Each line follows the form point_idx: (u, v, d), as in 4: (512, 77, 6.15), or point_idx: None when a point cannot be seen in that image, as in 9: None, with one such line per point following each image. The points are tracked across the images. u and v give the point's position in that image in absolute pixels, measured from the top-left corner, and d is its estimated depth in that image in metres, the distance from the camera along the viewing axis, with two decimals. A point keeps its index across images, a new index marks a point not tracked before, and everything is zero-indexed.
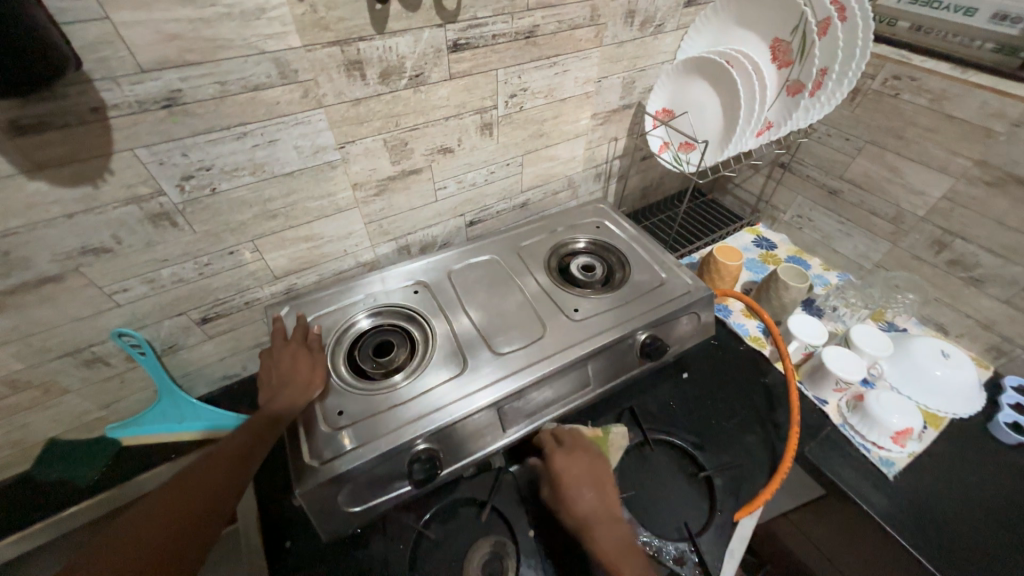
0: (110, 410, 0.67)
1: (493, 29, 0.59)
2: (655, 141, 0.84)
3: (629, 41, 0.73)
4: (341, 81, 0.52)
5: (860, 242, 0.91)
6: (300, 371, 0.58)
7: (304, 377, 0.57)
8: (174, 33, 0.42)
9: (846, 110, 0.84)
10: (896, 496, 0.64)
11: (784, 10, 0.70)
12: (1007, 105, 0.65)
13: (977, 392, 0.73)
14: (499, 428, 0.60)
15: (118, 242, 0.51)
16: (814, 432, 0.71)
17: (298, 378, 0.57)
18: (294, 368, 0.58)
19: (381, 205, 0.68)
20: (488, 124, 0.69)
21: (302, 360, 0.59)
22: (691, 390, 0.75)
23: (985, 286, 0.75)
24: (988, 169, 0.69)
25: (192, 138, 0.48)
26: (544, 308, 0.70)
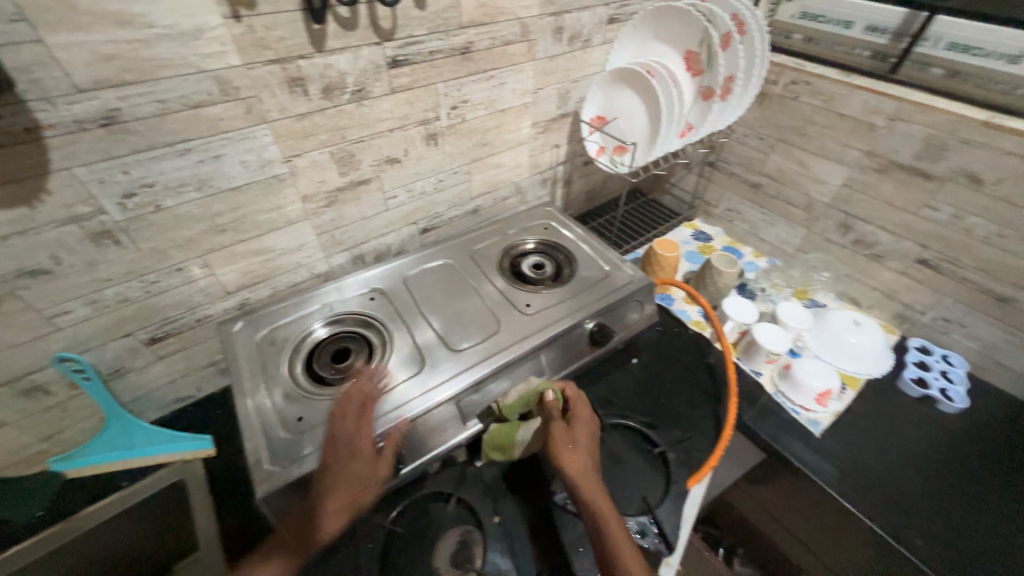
0: (52, 442, 0.64)
1: (429, 46, 0.63)
2: (592, 146, 0.91)
3: (560, 55, 0.80)
4: (284, 97, 0.55)
5: (781, 229, 1.01)
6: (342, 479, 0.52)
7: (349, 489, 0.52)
8: (112, 54, 0.43)
9: (758, 112, 0.94)
10: (825, 452, 0.71)
11: (691, 26, 0.78)
12: (883, 103, 0.76)
13: (885, 353, 0.82)
14: (460, 422, 0.62)
15: (57, 263, 0.50)
16: (752, 402, 0.78)
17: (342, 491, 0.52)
18: (340, 472, 0.53)
19: (331, 216, 0.70)
20: (433, 134, 0.72)
21: (353, 462, 0.53)
22: (641, 374, 0.80)
23: (885, 260, 0.85)
24: (875, 158, 0.80)
25: (134, 155, 0.49)
26: (498, 305, 0.74)
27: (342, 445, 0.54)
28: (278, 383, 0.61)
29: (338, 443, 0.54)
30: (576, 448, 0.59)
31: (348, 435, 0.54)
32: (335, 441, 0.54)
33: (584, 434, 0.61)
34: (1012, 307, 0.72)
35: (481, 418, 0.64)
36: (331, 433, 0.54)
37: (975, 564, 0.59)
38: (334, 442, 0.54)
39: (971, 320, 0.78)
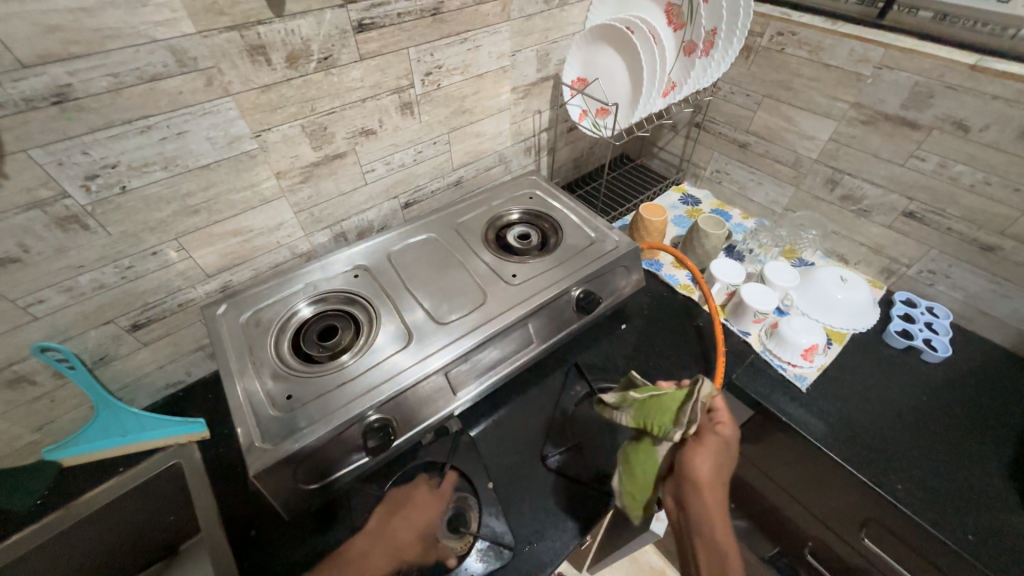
0: (44, 432, 0.64)
1: (396, 8, 0.60)
2: (575, 110, 0.88)
3: (538, 14, 0.76)
4: (246, 67, 0.52)
5: (769, 189, 1.00)
6: (404, 531, 0.55)
7: (407, 543, 0.54)
8: (55, 24, 0.41)
9: (743, 68, 0.91)
10: (810, 406, 0.73)
11: None
12: (870, 50, 0.74)
13: (871, 308, 0.83)
14: (450, 392, 0.62)
15: (25, 250, 0.49)
16: (740, 362, 0.79)
17: (399, 541, 0.55)
18: (404, 527, 0.56)
19: (308, 192, 0.68)
20: (408, 103, 0.70)
21: (418, 517, 0.57)
22: (630, 339, 0.81)
23: (872, 215, 0.85)
24: (862, 109, 0.78)
25: (91, 134, 0.47)
26: (484, 277, 0.74)
27: (412, 501, 0.58)
28: (265, 363, 0.61)
29: (411, 500, 0.58)
30: (713, 456, 0.51)
31: (414, 491, 0.59)
32: (406, 499, 0.59)
33: (723, 456, 0.52)
34: (996, 255, 0.73)
35: (472, 388, 0.64)
36: (401, 489, 0.60)
37: (953, 504, 0.61)
38: (408, 496, 0.59)
39: (956, 270, 0.78)
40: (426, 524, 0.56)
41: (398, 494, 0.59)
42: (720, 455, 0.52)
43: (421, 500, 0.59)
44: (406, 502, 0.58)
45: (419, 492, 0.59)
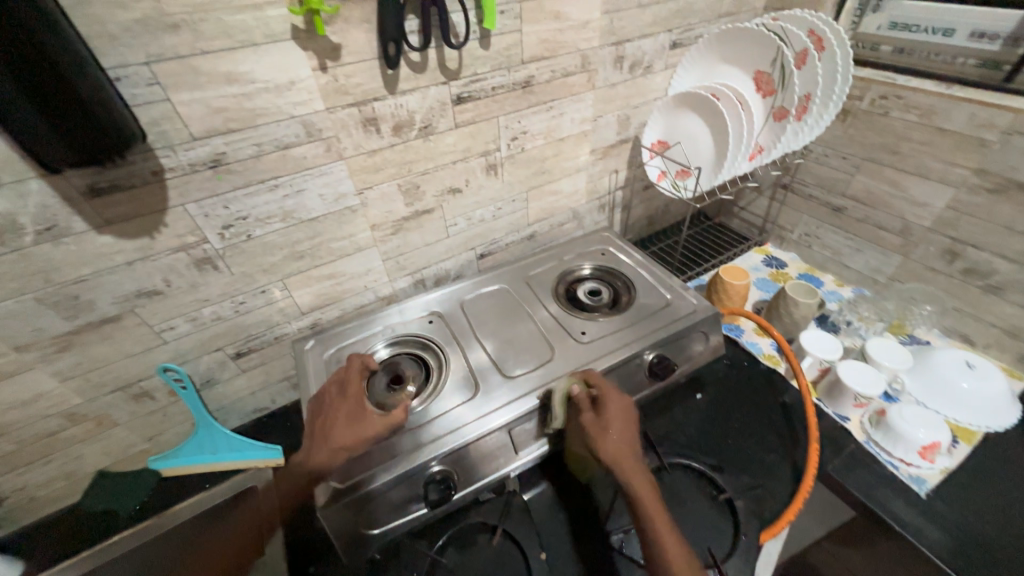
0: (153, 443, 0.72)
1: (492, 82, 0.66)
2: (653, 171, 0.88)
3: (621, 82, 0.80)
4: (359, 136, 0.60)
5: (870, 256, 0.91)
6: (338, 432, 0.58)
7: (345, 438, 0.57)
8: (221, 106, 0.49)
9: (839, 131, 0.87)
10: (932, 516, 0.61)
11: (760, 47, 0.76)
12: (995, 115, 0.67)
13: (1008, 404, 0.70)
14: (512, 450, 0.61)
15: (168, 285, 0.58)
16: (837, 451, 0.69)
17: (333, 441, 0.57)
18: (332, 428, 0.58)
19: (397, 243, 0.74)
20: (493, 164, 0.75)
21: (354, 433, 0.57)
22: (705, 410, 0.75)
23: (1005, 293, 0.74)
24: (986, 177, 0.70)
25: (233, 192, 0.55)
26: (553, 333, 0.73)
27: (330, 406, 0.61)
28: None
29: (327, 405, 0.61)
30: (612, 440, 0.58)
31: (331, 396, 0.62)
32: (327, 405, 0.62)
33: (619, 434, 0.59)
34: None
35: (534, 447, 0.63)
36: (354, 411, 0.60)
37: None
38: (324, 404, 0.61)
39: None
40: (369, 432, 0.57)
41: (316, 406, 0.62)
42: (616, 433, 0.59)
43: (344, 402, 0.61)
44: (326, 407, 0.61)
45: (331, 397, 0.62)
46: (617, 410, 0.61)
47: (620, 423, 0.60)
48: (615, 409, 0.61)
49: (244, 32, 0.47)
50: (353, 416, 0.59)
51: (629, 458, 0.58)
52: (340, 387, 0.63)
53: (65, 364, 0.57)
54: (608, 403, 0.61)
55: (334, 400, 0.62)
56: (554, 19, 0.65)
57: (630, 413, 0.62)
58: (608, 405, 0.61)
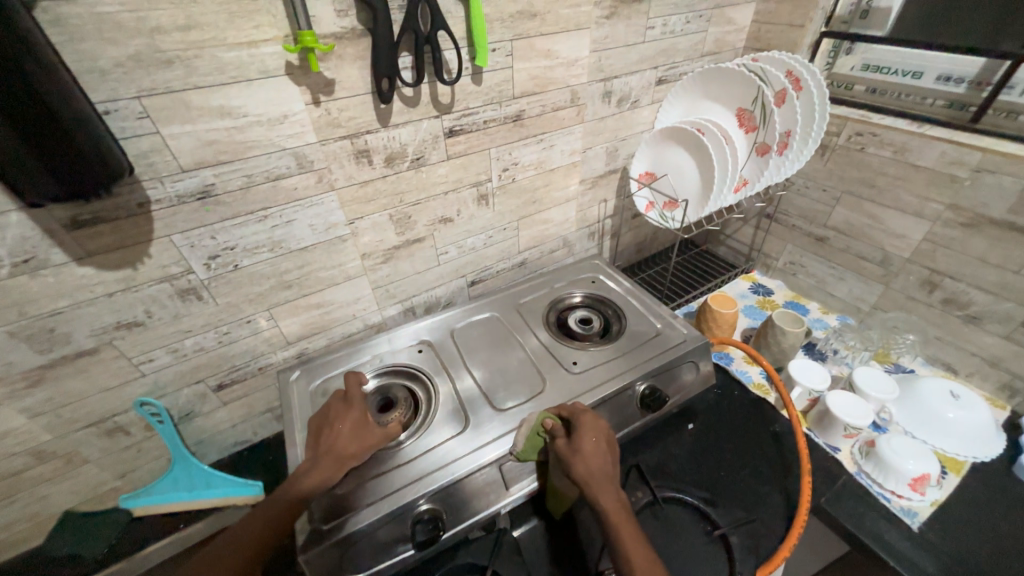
0: (125, 480, 0.69)
1: (483, 116, 0.67)
2: (642, 201, 0.90)
3: (609, 116, 0.82)
4: (351, 168, 0.60)
5: (853, 285, 0.93)
6: (344, 442, 0.56)
7: (350, 448, 0.56)
8: (212, 139, 0.49)
9: (818, 164, 0.90)
10: (926, 551, 0.61)
11: (742, 85, 0.79)
12: (965, 154, 0.70)
13: (993, 433, 0.71)
14: (502, 486, 0.60)
15: (149, 316, 0.56)
16: (829, 483, 0.69)
17: (338, 451, 0.55)
18: (337, 436, 0.56)
19: (387, 271, 0.73)
20: (484, 195, 0.76)
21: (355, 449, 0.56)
22: (698, 441, 0.74)
23: (984, 323, 0.76)
24: (959, 211, 0.73)
25: (221, 223, 0.55)
26: (545, 363, 0.73)
27: (335, 413, 0.59)
28: None
29: (332, 412, 0.59)
30: (589, 467, 0.55)
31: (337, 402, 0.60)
32: (331, 413, 0.59)
33: (597, 461, 0.55)
34: None
35: (525, 482, 0.61)
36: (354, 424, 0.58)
37: None
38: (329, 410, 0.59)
39: None
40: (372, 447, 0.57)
41: (318, 414, 0.60)
42: (590, 460, 0.55)
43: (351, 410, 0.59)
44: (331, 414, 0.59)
45: (335, 404, 0.60)
46: (595, 435, 0.58)
47: (596, 449, 0.56)
48: (589, 433, 0.57)
49: (238, 68, 0.47)
50: (360, 429, 0.58)
51: (607, 487, 0.54)
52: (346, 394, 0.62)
53: (36, 400, 0.54)
54: (582, 428, 0.58)
55: (339, 407, 0.60)
56: (544, 57, 0.67)
57: (607, 437, 0.59)
58: (583, 431, 0.57)
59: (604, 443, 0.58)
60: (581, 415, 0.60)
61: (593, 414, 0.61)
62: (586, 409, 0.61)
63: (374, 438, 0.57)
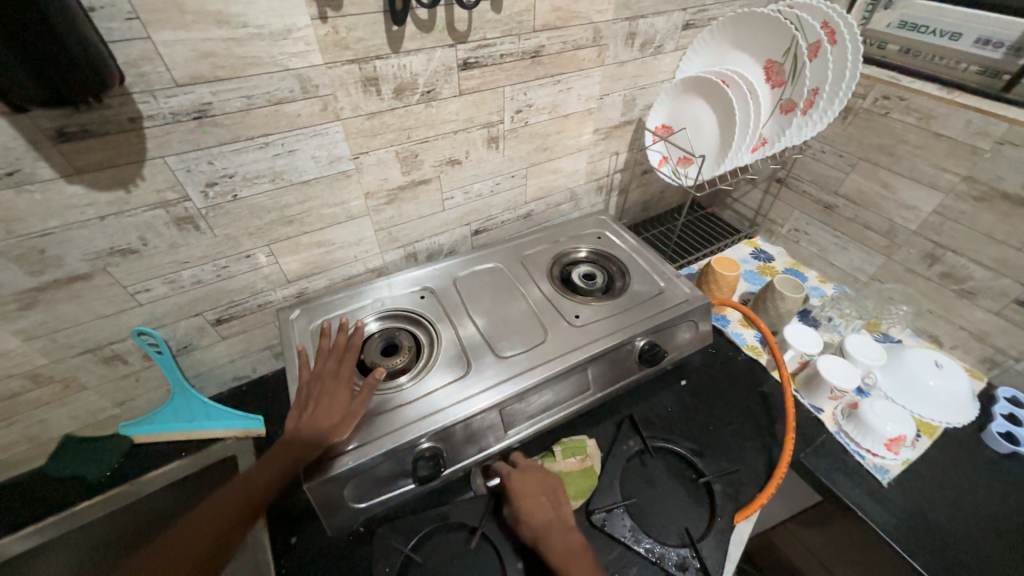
0: (124, 408, 0.69)
1: (500, 49, 0.62)
2: (654, 156, 0.87)
3: (630, 61, 0.77)
4: (358, 96, 0.56)
5: (854, 255, 0.93)
6: (323, 413, 0.54)
7: (327, 421, 0.54)
8: (209, 51, 0.45)
9: (839, 128, 0.87)
10: (890, 503, 0.65)
11: (774, 36, 0.74)
12: (991, 124, 0.68)
13: (968, 402, 0.75)
14: (501, 428, 0.62)
15: (144, 244, 0.54)
16: (810, 440, 0.72)
17: (319, 422, 0.54)
18: (321, 407, 0.55)
19: (391, 213, 0.71)
20: (495, 137, 0.72)
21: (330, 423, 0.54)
22: (690, 396, 0.77)
23: (978, 298, 0.77)
24: (974, 184, 0.72)
25: (218, 147, 0.51)
26: (546, 315, 0.73)
27: (324, 384, 0.57)
28: None
29: (322, 381, 0.57)
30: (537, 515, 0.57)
31: (329, 360, 0.59)
32: (323, 375, 0.58)
33: (546, 506, 0.58)
34: None
35: (523, 425, 0.63)
36: (337, 397, 0.56)
37: None
38: (323, 372, 0.58)
39: None
40: (348, 418, 0.54)
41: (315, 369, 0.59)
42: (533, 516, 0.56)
43: (344, 373, 0.59)
44: (324, 372, 0.58)
45: (330, 366, 0.58)
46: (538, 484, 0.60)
47: (536, 505, 0.58)
48: (525, 491, 0.59)
49: None
50: (346, 402, 0.56)
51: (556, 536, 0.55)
52: (340, 353, 0.60)
53: (29, 323, 0.53)
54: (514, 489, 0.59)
55: (333, 371, 0.58)
56: None
57: (546, 486, 0.60)
58: (518, 492, 0.58)
59: (542, 496, 0.59)
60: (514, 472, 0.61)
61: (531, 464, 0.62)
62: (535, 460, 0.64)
63: (352, 410, 0.55)
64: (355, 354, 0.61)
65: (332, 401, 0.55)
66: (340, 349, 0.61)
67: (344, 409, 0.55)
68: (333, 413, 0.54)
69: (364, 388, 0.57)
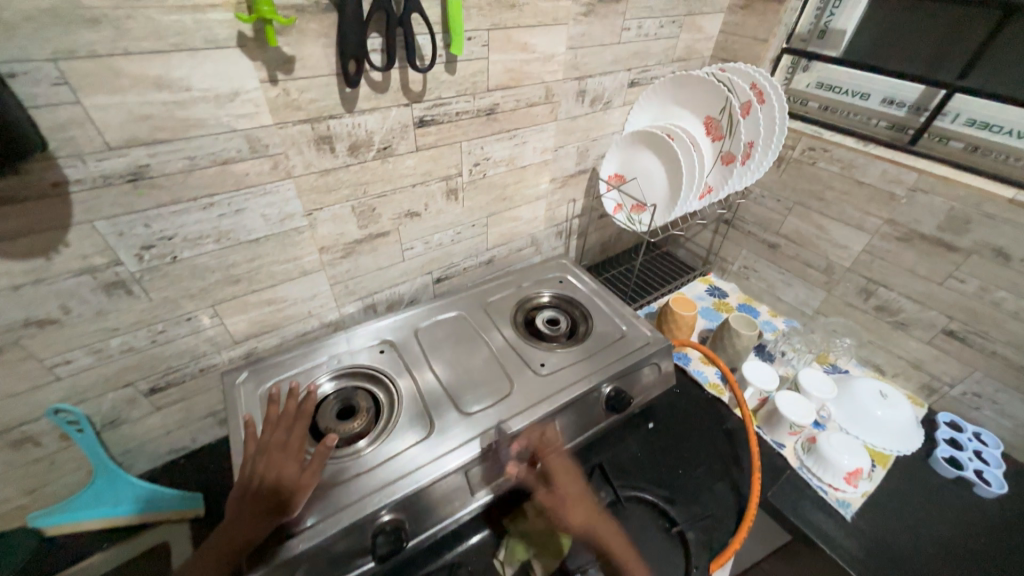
0: (34, 496, 0.60)
1: (455, 107, 0.64)
2: (610, 203, 0.90)
3: (582, 116, 0.81)
4: (311, 154, 0.55)
5: (799, 290, 0.99)
6: (268, 489, 0.50)
7: (272, 499, 0.49)
8: (147, 114, 0.43)
9: (774, 175, 0.94)
10: (858, 538, 0.66)
11: (710, 95, 0.81)
12: (903, 173, 0.76)
13: (914, 428, 0.78)
14: (467, 490, 0.58)
15: (66, 312, 0.49)
16: (776, 478, 0.73)
17: (263, 501, 0.49)
18: (267, 482, 0.50)
19: (347, 266, 0.69)
20: (454, 189, 0.73)
21: (275, 500, 0.49)
22: (658, 441, 0.76)
23: (911, 329, 0.83)
24: (896, 226, 0.79)
25: (156, 209, 0.48)
26: (511, 364, 0.71)
27: (271, 455, 0.52)
28: None
29: (269, 453, 0.53)
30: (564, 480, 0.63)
31: (278, 430, 0.55)
32: (270, 445, 0.54)
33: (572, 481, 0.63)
34: None
35: (492, 485, 0.60)
36: (284, 469, 0.51)
37: None
38: (270, 441, 0.54)
39: (1003, 396, 0.75)
40: (296, 493, 0.50)
41: (260, 439, 0.54)
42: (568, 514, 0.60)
43: (295, 443, 0.54)
44: (271, 444, 0.53)
45: (278, 435, 0.54)
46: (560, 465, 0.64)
47: (569, 496, 0.61)
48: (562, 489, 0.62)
49: (180, 34, 0.41)
50: (294, 475, 0.51)
51: (585, 509, 0.61)
52: (290, 421, 0.56)
53: None
54: (550, 480, 0.61)
55: (281, 439, 0.54)
56: (521, 51, 0.65)
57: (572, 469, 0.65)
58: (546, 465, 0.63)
59: (575, 490, 0.63)
60: (546, 455, 0.63)
61: (555, 441, 0.64)
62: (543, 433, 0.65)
63: (300, 483, 0.51)
64: (307, 420, 0.57)
65: (279, 476, 0.51)
66: (290, 415, 0.56)
67: (292, 484, 0.50)
68: (280, 489, 0.50)
69: (314, 457, 0.53)
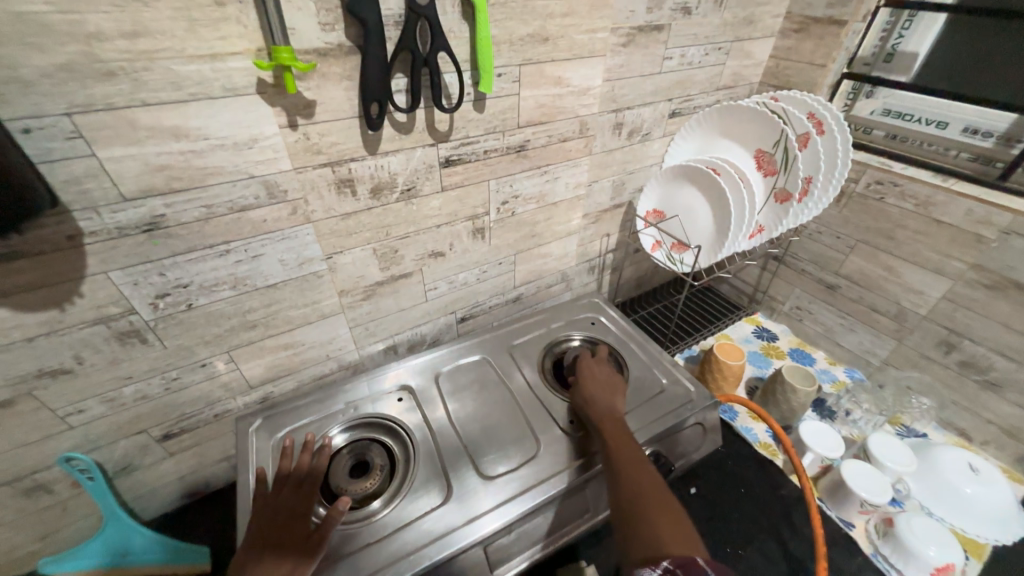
0: (47, 541, 0.59)
1: (483, 146, 0.60)
2: (647, 240, 0.84)
3: (618, 149, 0.76)
4: (331, 198, 0.52)
5: (864, 338, 0.89)
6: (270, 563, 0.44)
7: (275, 572, 0.44)
8: (164, 164, 0.41)
9: (833, 210, 0.86)
10: None
11: (763, 125, 0.74)
12: (993, 214, 0.66)
13: (1015, 513, 0.66)
14: (487, 569, 0.52)
15: (79, 362, 0.47)
16: (845, 565, 0.63)
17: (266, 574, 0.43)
18: (270, 557, 0.45)
19: (367, 308, 0.66)
20: (480, 229, 0.69)
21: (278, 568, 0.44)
22: (701, 511, 0.68)
23: (1004, 391, 0.71)
24: (984, 273, 0.69)
25: (171, 258, 0.47)
26: (537, 417, 0.65)
27: (277, 514, 0.48)
28: None
29: (277, 511, 0.48)
30: (596, 380, 0.66)
31: (285, 490, 0.50)
32: (279, 504, 0.49)
33: (606, 385, 0.65)
34: None
35: (514, 562, 0.53)
36: (290, 530, 0.47)
37: None
38: (278, 503, 0.49)
39: None
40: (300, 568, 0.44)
41: (266, 499, 0.50)
42: (591, 383, 0.65)
43: (302, 508, 0.49)
44: (277, 509, 0.48)
45: (287, 495, 0.49)
46: (601, 374, 0.67)
47: (596, 375, 0.67)
48: (591, 369, 0.68)
49: (198, 84, 0.39)
50: (302, 541, 0.46)
51: (600, 406, 0.61)
52: (300, 478, 0.51)
53: None
54: (579, 367, 0.69)
55: (290, 497, 0.49)
56: (554, 85, 0.61)
57: (611, 380, 0.66)
58: (582, 374, 0.67)
59: (606, 382, 0.65)
60: (582, 360, 0.70)
61: (599, 359, 0.70)
62: (600, 362, 0.70)
63: (310, 553, 0.46)
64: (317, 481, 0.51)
65: (283, 549, 0.45)
66: (298, 474, 0.51)
67: (300, 553, 0.45)
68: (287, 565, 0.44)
69: (326, 521, 0.46)
